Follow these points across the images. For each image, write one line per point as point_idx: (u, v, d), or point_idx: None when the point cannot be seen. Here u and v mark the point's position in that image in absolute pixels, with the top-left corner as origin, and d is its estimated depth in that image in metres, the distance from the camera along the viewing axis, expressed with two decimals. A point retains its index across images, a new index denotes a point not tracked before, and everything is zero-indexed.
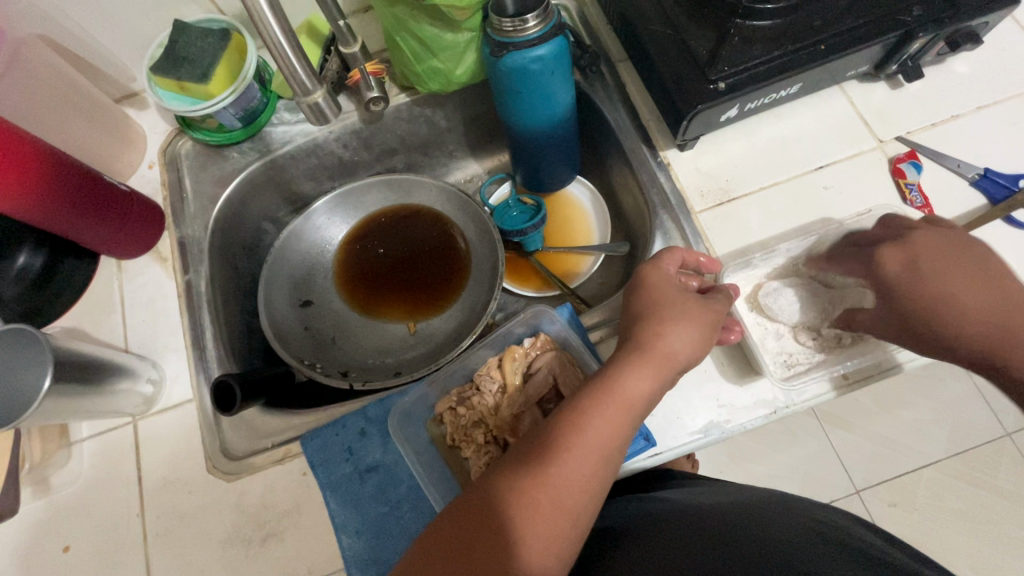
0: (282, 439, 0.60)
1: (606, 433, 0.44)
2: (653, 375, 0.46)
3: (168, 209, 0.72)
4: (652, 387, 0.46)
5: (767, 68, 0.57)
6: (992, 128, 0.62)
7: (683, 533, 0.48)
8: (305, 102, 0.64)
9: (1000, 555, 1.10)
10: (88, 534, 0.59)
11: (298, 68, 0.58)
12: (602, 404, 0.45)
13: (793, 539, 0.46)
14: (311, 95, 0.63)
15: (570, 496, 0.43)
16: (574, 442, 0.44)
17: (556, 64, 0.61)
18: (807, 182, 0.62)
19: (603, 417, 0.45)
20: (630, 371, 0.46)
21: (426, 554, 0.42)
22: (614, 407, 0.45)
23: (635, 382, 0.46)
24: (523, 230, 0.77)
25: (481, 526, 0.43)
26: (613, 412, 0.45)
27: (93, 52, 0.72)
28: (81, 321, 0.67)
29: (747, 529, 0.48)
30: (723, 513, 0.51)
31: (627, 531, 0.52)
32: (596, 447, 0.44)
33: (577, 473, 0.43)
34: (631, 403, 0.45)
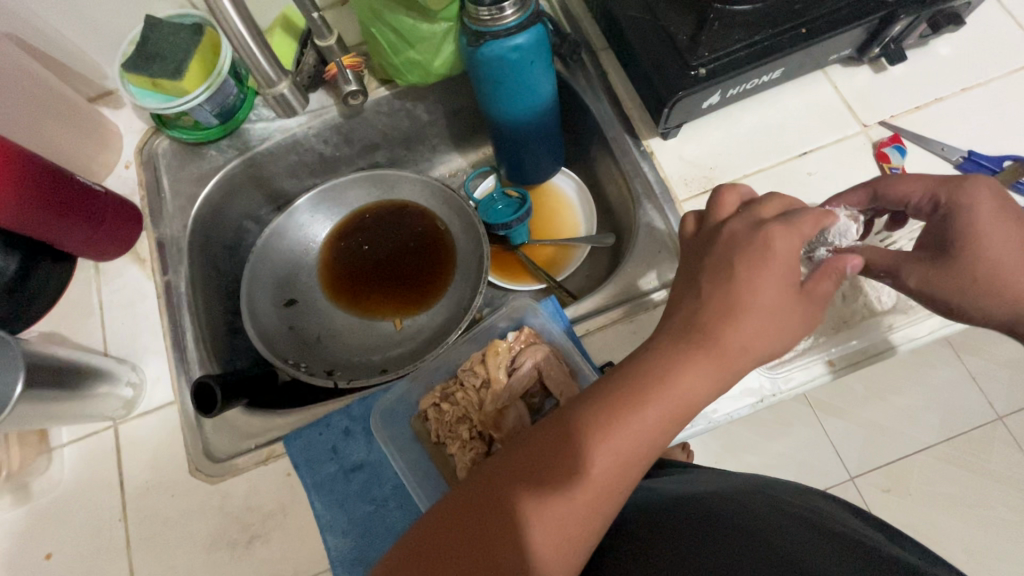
0: (266, 439, 0.60)
1: (648, 435, 0.40)
2: (712, 375, 0.40)
3: (146, 209, 0.71)
4: (711, 386, 0.40)
5: (748, 53, 0.56)
6: (976, 110, 0.62)
7: (673, 522, 0.48)
8: (268, 93, 0.64)
9: (992, 537, 1.11)
10: (71, 541, 0.58)
11: (262, 60, 0.58)
12: (645, 406, 0.40)
13: (782, 527, 0.45)
14: (274, 86, 0.63)
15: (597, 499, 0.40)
16: (608, 443, 0.40)
17: (535, 53, 0.60)
18: (791, 168, 0.62)
19: (647, 416, 0.40)
20: (684, 368, 0.40)
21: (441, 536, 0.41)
22: (660, 408, 0.40)
23: (694, 378, 0.40)
24: (508, 224, 0.76)
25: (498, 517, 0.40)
26: (657, 414, 0.40)
27: (64, 51, 0.70)
28: (58, 325, 0.66)
29: (736, 516, 0.47)
30: (713, 499, 0.50)
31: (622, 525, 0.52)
32: (635, 447, 0.40)
33: (605, 475, 0.40)
34: (681, 404, 0.40)
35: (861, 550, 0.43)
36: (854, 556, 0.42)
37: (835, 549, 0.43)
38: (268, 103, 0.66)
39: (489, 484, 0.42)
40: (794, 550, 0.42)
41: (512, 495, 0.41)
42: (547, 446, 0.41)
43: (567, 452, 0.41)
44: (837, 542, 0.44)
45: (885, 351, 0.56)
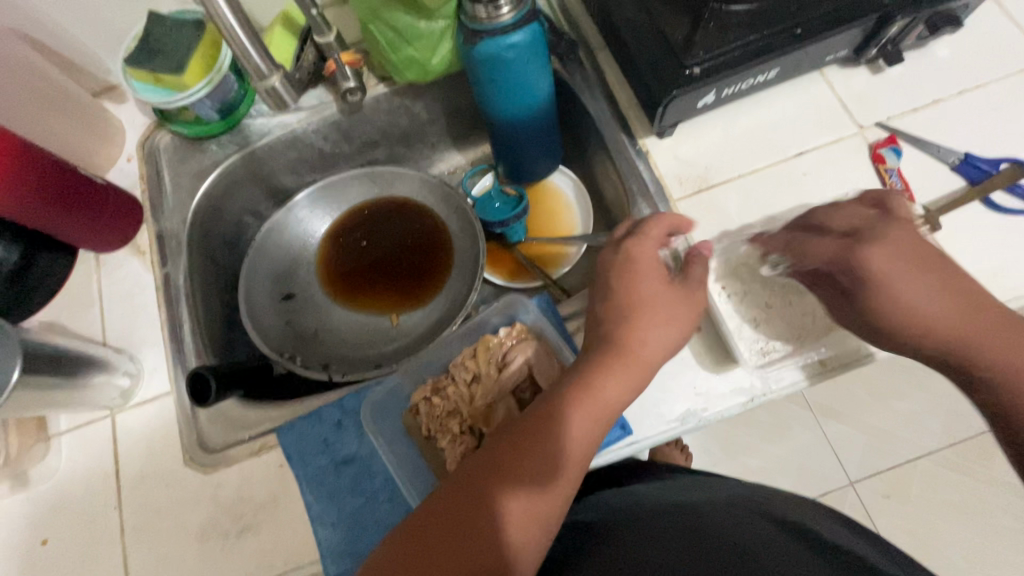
0: (259, 431, 0.60)
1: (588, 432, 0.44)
2: (633, 375, 0.46)
3: (146, 203, 0.72)
4: (627, 387, 0.46)
5: (743, 53, 0.56)
6: (974, 112, 0.62)
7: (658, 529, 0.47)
8: (261, 86, 0.64)
9: (993, 546, 1.10)
10: (67, 528, 0.59)
11: (253, 52, 0.59)
12: (583, 404, 0.44)
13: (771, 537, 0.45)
14: (266, 79, 0.63)
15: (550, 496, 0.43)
16: (555, 441, 0.43)
17: (531, 51, 0.60)
18: (787, 168, 0.62)
19: (578, 416, 0.44)
20: (603, 376, 0.45)
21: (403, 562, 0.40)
22: (595, 406, 0.45)
23: (612, 382, 0.45)
24: (504, 221, 0.77)
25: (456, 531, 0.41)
26: (597, 411, 0.45)
27: (69, 45, 0.71)
28: (58, 316, 0.67)
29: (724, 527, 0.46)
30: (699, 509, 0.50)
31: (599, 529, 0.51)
32: (569, 446, 0.44)
33: (546, 480, 0.43)
34: (612, 403, 0.45)
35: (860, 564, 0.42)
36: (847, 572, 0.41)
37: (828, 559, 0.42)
38: (260, 96, 0.66)
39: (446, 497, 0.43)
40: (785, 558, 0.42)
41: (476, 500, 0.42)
42: (503, 450, 0.44)
43: (525, 454, 0.43)
44: (828, 554, 0.43)
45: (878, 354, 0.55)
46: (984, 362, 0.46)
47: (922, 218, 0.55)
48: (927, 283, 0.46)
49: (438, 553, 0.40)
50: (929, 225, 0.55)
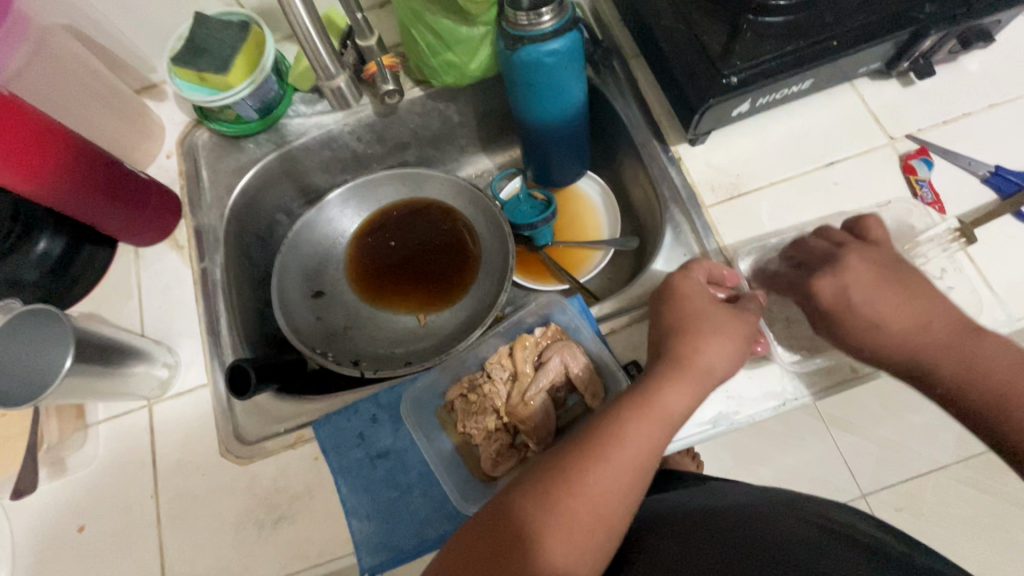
0: (294, 423, 0.61)
1: (644, 448, 0.45)
2: (687, 394, 0.47)
3: (185, 198, 0.73)
4: (689, 402, 0.47)
5: (780, 63, 0.57)
6: (1003, 127, 0.63)
7: (701, 535, 0.48)
8: (326, 86, 0.68)
9: (1006, 561, 1.10)
10: (102, 515, 0.60)
11: (321, 51, 0.62)
12: (637, 420, 0.46)
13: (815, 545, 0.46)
14: (332, 80, 0.67)
15: (603, 509, 0.43)
16: (610, 454, 0.45)
17: (570, 58, 0.61)
18: (818, 177, 0.63)
19: (639, 429, 0.45)
20: (666, 388, 0.47)
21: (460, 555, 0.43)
22: (648, 424, 0.46)
23: (673, 395, 0.47)
24: (534, 224, 0.77)
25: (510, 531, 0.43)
26: (652, 428, 0.46)
27: (115, 43, 0.73)
28: (98, 306, 0.68)
29: (765, 532, 0.47)
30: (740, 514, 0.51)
31: (646, 537, 0.52)
32: (630, 459, 0.45)
33: (604, 491, 0.44)
34: (668, 420, 0.46)
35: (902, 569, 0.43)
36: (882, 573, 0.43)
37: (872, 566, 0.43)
38: (328, 98, 0.71)
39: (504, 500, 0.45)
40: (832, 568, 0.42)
41: (530, 508, 0.44)
42: (563, 458, 0.45)
43: (579, 466, 0.44)
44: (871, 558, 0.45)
45: None
46: (944, 375, 0.48)
47: (957, 231, 0.57)
48: (878, 297, 0.50)
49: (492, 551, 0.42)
50: (964, 237, 0.56)
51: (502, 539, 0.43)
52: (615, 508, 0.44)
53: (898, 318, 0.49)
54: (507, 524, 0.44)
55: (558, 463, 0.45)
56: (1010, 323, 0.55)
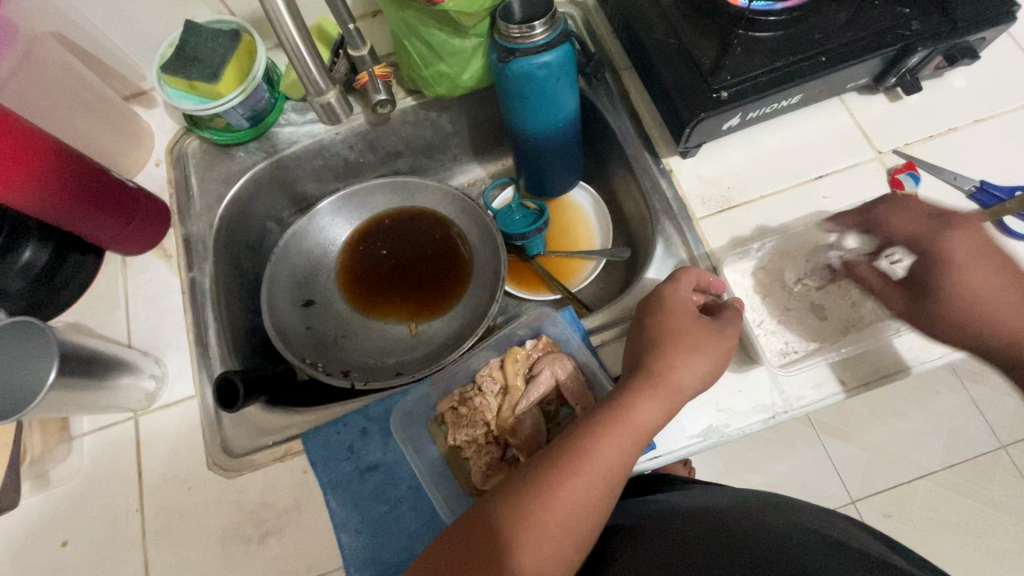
0: (282, 437, 0.61)
1: (617, 462, 0.45)
2: (661, 407, 0.47)
3: (174, 206, 0.72)
4: (661, 416, 0.47)
5: (769, 78, 0.58)
6: (988, 141, 0.63)
7: (686, 537, 0.49)
8: (317, 101, 0.68)
9: (993, 566, 1.10)
10: (87, 529, 0.59)
11: (314, 70, 0.63)
12: (613, 434, 0.46)
13: (805, 548, 0.46)
14: (323, 94, 0.67)
15: (574, 523, 0.44)
16: (584, 469, 0.45)
17: (561, 71, 0.61)
18: (807, 191, 0.63)
19: (612, 443, 0.46)
20: (639, 403, 0.47)
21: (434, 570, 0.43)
22: (620, 440, 0.46)
23: (646, 410, 0.47)
24: (525, 234, 0.77)
25: (482, 547, 0.43)
26: (626, 442, 0.46)
27: (105, 51, 0.73)
28: (84, 316, 0.67)
29: (752, 531, 0.48)
30: (727, 514, 0.52)
31: (630, 535, 0.53)
32: (602, 473, 0.45)
33: (577, 505, 0.44)
34: (640, 434, 0.46)
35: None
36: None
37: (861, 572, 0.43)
38: (315, 110, 0.70)
39: (476, 515, 0.45)
40: (819, 571, 0.43)
41: (503, 526, 0.44)
42: (535, 473, 0.45)
43: (554, 482, 0.44)
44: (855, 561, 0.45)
45: (907, 370, 0.56)
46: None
47: None
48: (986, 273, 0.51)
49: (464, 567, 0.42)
50: None
51: (474, 556, 0.43)
52: (587, 522, 0.44)
53: (1007, 296, 0.51)
54: (479, 542, 0.44)
55: (532, 479, 0.45)
56: None
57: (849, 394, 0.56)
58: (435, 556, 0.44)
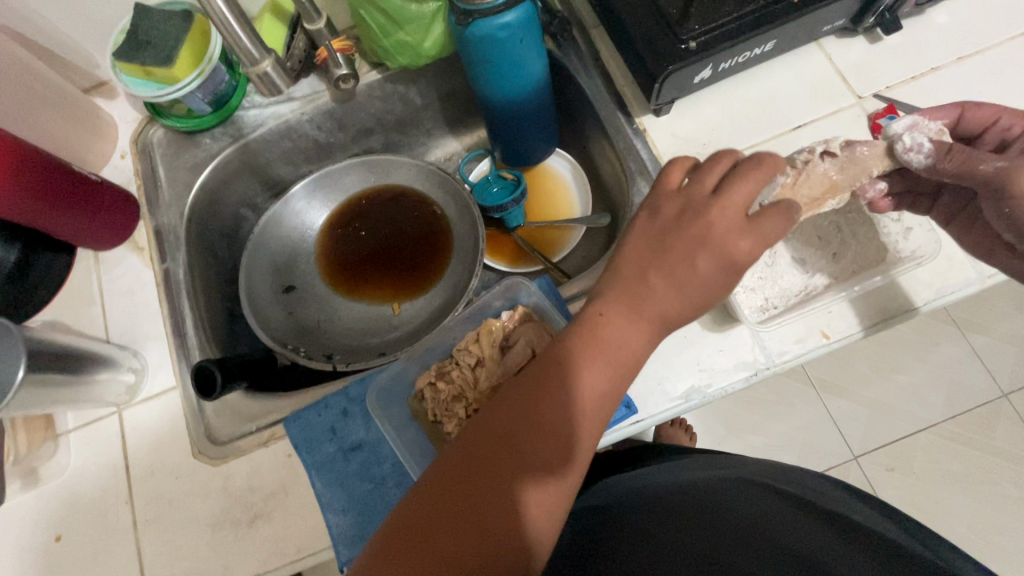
0: (265, 422, 0.61)
1: (604, 387, 0.42)
2: (651, 328, 0.43)
3: (142, 198, 0.71)
4: (649, 334, 0.43)
5: (739, 24, 0.56)
6: (975, 79, 0.61)
7: (670, 513, 0.50)
8: (254, 72, 0.66)
9: (997, 514, 1.10)
10: (80, 522, 0.59)
11: (242, 37, 0.60)
12: (597, 360, 0.42)
13: (786, 515, 0.48)
14: (258, 64, 0.65)
15: (561, 451, 0.41)
16: (565, 398, 0.42)
17: (524, 31, 0.59)
18: (786, 142, 0.61)
19: (594, 365, 0.42)
20: (626, 324, 0.43)
21: (421, 503, 0.41)
22: (604, 367, 0.42)
23: (633, 330, 0.43)
24: (502, 206, 0.75)
25: (469, 480, 0.41)
26: (610, 364, 0.42)
27: (58, 42, 0.71)
28: (60, 315, 0.67)
29: (736, 505, 0.50)
30: (711, 490, 0.53)
31: (615, 510, 0.54)
32: (585, 399, 0.42)
33: (564, 428, 0.42)
34: (628, 359, 0.43)
35: (879, 545, 0.44)
36: (853, 534, 0.46)
37: (842, 535, 0.45)
38: (255, 83, 0.69)
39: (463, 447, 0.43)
40: (797, 537, 0.45)
41: (486, 464, 0.41)
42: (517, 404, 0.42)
43: (535, 412, 0.42)
44: (829, 521, 0.48)
45: (886, 320, 0.55)
46: None
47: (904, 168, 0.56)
48: None
49: (453, 500, 0.40)
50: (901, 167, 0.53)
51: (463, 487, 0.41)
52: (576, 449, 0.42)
53: None
54: (466, 482, 0.41)
55: (514, 409, 0.42)
56: (978, 280, 0.55)
57: (866, 332, 0.55)
58: (419, 501, 0.41)
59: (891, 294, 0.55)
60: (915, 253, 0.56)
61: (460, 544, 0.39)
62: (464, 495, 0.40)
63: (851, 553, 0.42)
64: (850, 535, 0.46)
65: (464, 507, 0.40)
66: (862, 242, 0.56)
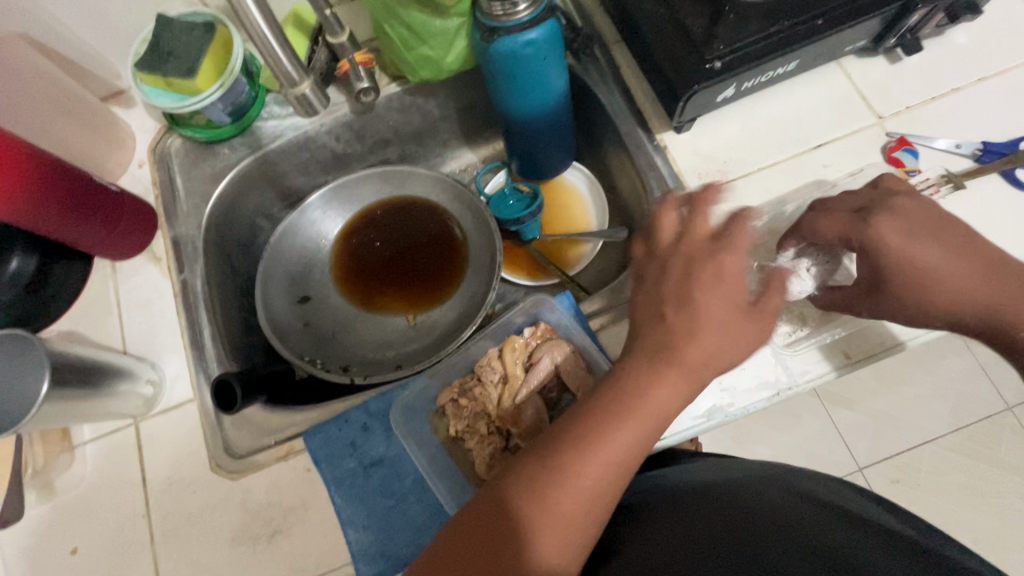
0: (284, 436, 0.60)
1: (635, 439, 0.43)
2: (683, 385, 0.44)
3: (160, 208, 0.71)
4: (681, 390, 0.44)
5: (764, 45, 0.56)
6: (993, 100, 0.61)
7: (692, 518, 0.48)
8: (291, 94, 0.63)
9: (1001, 527, 1.11)
10: (96, 536, 0.59)
11: (284, 60, 0.57)
12: (628, 421, 0.43)
13: (812, 521, 0.46)
14: (296, 86, 0.62)
15: (592, 509, 0.42)
16: (591, 457, 0.42)
17: (548, 48, 0.59)
18: (807, 160, 0.61)
19: (623, 429, 0.43)
20: (658, 382, 0.44)
21: (443, 553, 0.43)
22: (640, 420, 0.43)
23: (662, 388, 0.44)
24: (520, 218, 0.76)
25: (489, 537, 0.42)
26: (638, 424, 0.43)
27: (77, 51, 0.71)
28: (76, 325, 0.66)
29: (757, 510, 0.48)
30: (739, 492, 0.51)
31: (638, 513, 0.52)
32: (615, 459, 0.43)
33: (590, 489, 0.42)
34: (656, 417, 0.44)
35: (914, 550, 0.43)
36: (882, 542, 0.44)
37: (869, 541, 0.44)
38: (289, 102, 0.65)
39: (487, 501, 0.44)
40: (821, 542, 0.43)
41: (506, 522, 0.42)
42: (542, 464, 0.43)
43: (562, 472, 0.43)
44: (855, 526, 0.46)
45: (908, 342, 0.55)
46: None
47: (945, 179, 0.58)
48: (934, 248, 0.46)
49: (474, 553, 0.42)
50: (952, 184, 0.57)
51: (485, 540, 0.42)
52: (607, 497, 0.43)
53: (968, 274, 0.46)
54: (492, 527, 0.43)
55: (540, 468, 0.43)
56: None
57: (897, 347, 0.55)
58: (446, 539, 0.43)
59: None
60: None
61: None
62: (494, 556, 0.42)
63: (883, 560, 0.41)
64: (878, 540, 0.44)
65: (483, 560, 0.42)
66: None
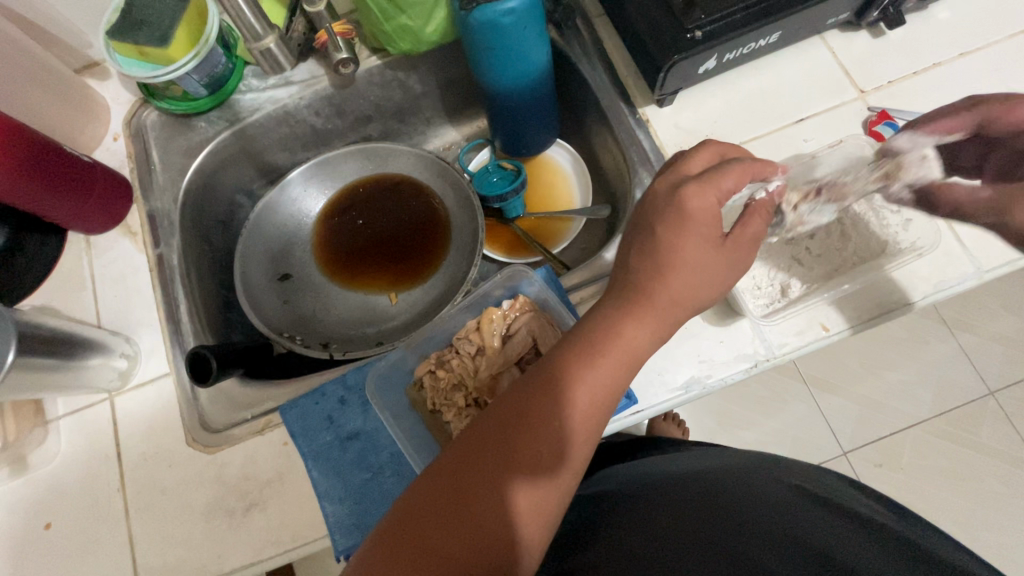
0: (260, 410, 0.60)
1: (604, 391, 0.43)
2: (657, 327, 0.45)
3: (135, 182, 0.70)
4: (653, 337, 0.45)
5: (745, 15, 0.55)
6: (976, 75, 0.61)
7: (680, 504, 0.49)
8: (256, 48, 0.66)
9: (982, 510, 1.12)
10: (70, 510, 0.58)
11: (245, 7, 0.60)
12: (602, 363, 0.43)
13: (799, 508, 0.48)
14: (261, 40, 0.65)
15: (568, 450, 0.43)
16: (565, 404, 0.43)
17: (528, 17, 0.58)
18: (788, 135, 0.61)
19: (602, 366, 0.43)
20: (630, 322, 0.44)
21: (425, 498, 0.42)
22: (619, 358, 0.44)
23: (636, 331, 0.44)
24: (503, 195, 0.75)
25: (471, 475, 0.42)
26: (615, 364, 0.43)
27: (48, 19, 0.69)
28: (49, 299, 0.65)
29: (743, 496, 0.49)
30: (722, 477, 0.52)
31: (624, 501, 0.53)
32: (593, 397, 0.43)
33: (572, 426, 0.43)
34: (634, 357, 0.44)
35: (892, 535, 0.46)
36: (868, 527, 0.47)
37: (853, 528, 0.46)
38: (257, 59, 0.68)
39: (467, 444, 0.43)
40: (808, 528, 0.45)
41: (489, 461, 0.42)
42: (523, 405, 0.43)
43: (531, 441, 0.42)
44: (838, 513, 0.48)
45: (898, 307, 0.55)
46: None
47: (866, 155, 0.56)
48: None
49: (454, 495, 0.41)
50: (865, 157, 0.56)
51: (467, 481, 0.42)
52: (583, 435, 0.43)
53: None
54: (473, 469, 0.42)
55: (521, 408, 0.43)
56: (976, 274, 0.55)
57: (904, 308, 0.55)
58: (426, 486, 0.42)
59: (884, 289, 0.55)
60: (916, 244, 0.56)
61: (461, 526, 0.40)
62: (468, 506, 0.41)
63: (871, 545, 0.44)
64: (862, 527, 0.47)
65: (464, 501, 0.41)
66: (861, 234, 0.57)
